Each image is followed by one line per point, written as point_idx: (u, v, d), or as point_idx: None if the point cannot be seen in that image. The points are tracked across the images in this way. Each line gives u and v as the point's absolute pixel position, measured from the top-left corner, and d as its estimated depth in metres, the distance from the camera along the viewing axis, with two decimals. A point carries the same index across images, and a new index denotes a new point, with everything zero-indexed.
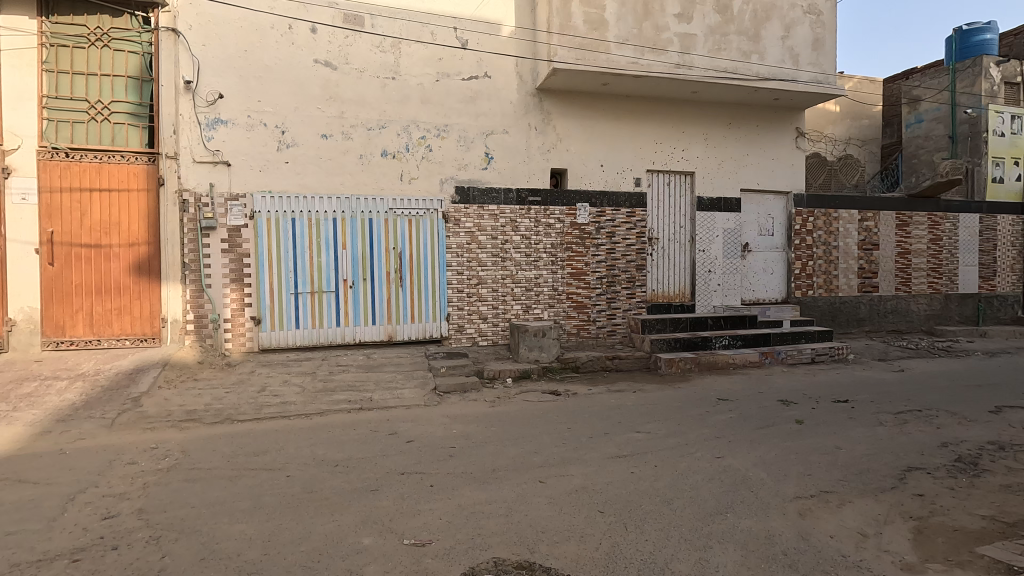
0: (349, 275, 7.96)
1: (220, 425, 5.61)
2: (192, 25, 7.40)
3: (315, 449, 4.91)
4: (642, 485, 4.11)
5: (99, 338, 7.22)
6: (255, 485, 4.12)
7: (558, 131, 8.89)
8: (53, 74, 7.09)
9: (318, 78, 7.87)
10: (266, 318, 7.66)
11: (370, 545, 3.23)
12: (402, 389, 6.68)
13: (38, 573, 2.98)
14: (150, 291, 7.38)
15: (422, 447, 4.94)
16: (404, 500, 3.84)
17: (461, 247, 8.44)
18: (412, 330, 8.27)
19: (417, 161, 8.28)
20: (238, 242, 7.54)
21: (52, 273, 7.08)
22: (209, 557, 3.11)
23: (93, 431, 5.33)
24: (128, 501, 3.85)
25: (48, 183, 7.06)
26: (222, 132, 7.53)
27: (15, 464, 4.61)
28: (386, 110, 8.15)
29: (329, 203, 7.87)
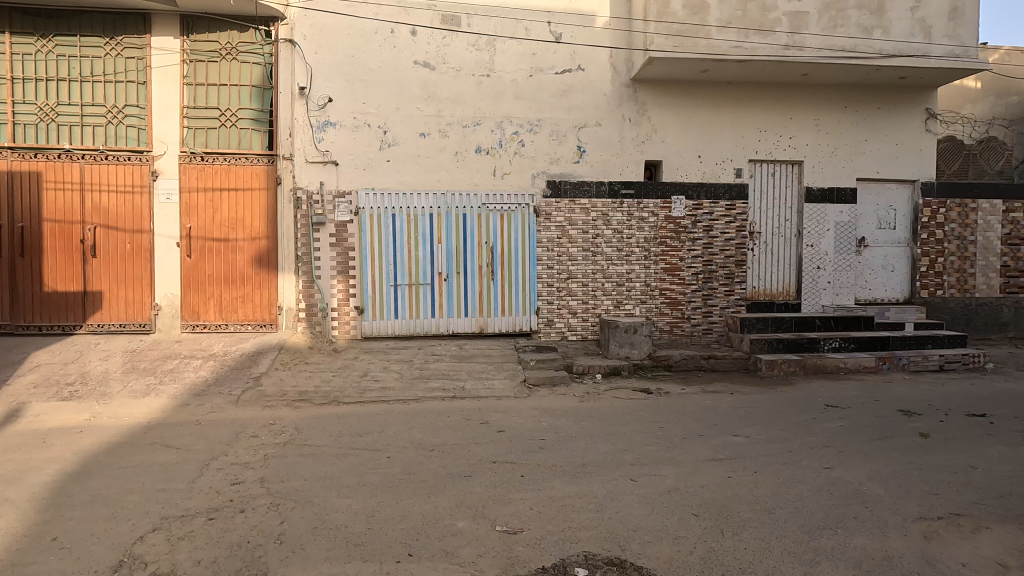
0: (444, 268, 8.26)
1: (327, 406, 6.06)
2: (307, 35, 7.99)
3: (412, 433, 5.17)
4: (740, 491, 3.92)
5: (226, 323, 8.05)
6: (360, 464, 4.42)
7: (653, 122, 8.63)
8: (192, 87, 7.97)
9: (417, 79, 8.20)
10: (368, 308, 8.15)
11: (465, 528, 3.36)
12: (493, 380, 6.85)
13: (182, 527, 3.40)
14: (268, 281, 8.09)
15: (513, 438, 5.03)
16: (495, 488, 3.94)
17: (552, 242, 8.46)
18: (503, 323, 8.43)
19: (510, 156, 8.40)
20: (344, 237, 8.07)
21: (189, 264, 7.98)
22: (320, 526, 3.38)
23: (222, 406, 5.97)
24: (252, 470, 4.28)
25: (187, 184, 7.96)
26: (331, 134, 8.08)
27: (163, 430, 5.28)
28: (480, 107, 8.33)
29: (426, 199, 8.19)
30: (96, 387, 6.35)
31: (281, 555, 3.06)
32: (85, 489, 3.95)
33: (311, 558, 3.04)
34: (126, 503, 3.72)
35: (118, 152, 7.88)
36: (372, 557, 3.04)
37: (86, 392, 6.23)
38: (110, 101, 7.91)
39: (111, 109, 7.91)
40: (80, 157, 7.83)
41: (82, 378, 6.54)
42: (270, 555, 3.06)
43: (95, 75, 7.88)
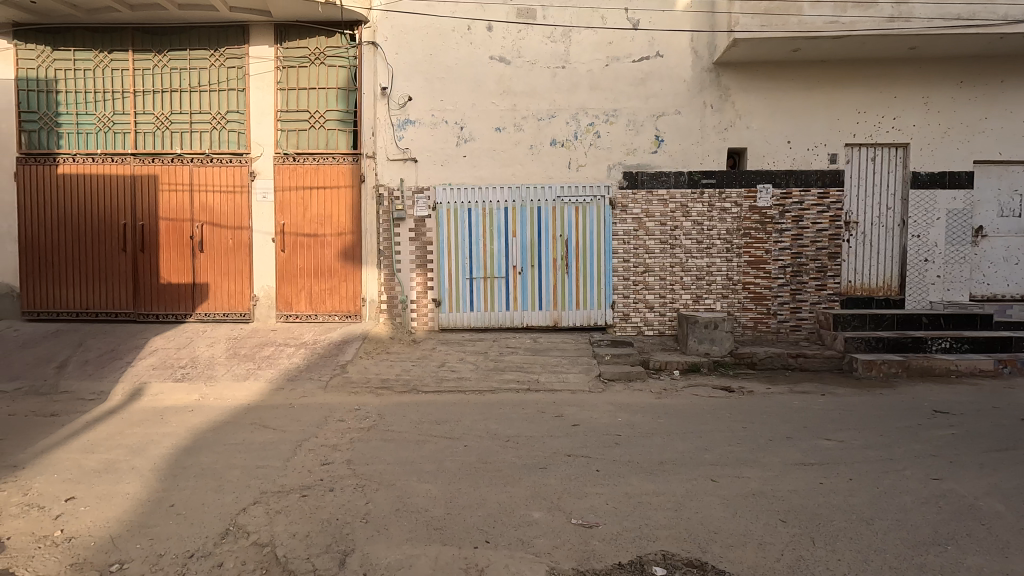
0: (519, 262, 8.32)
1: (408, 394, 6.31)
2: (388, 37, 8.29)
3: (488, 423, 5.27)
4: (834, 499, 3.67)
5: (316, 314, 8.56)
6: (438, 451, 4.56)
7: (737, 107, 8.21)
8: (284, 92, 8.51)
9: (493, 74, 8.29)
10: (445, 301, 8.37)
11: (540, 519, 3.38)
12: (568, 373, 6.83)
13: (278, 501, 3.67)
14: (353, 275, 8.50)
15: (588, 432, 5.00)
16: (571, 481, 3.93)
17: (628, 234, 8.28)
18: (577, 317, 8.38)
19: (585, 148, 8.30)
20: (423, 232, 8.33)
21: (283, 258, 8.55)
22: (402, 508, 3.53)
23: (312, 391, 6.38)
24: (340, 452, 4.54)
25: (280, 183, 8.51)
26: (410, 132, 8.35)
27: (261, 412, 5.72)
28: (556, 99, 8.28)
29: (501, 193, 8.28)
30: (204, 370, 6.97)
31: (366, 534, 3.22)
32: (196, 463, 4.36)
33: (394, 538, 3.18)
34: (230, 476, 4.06)
35: (222, 155, 8.57)
36: (450, 542, 3.13)
37: (196, 374, 6.86)
38: (214, 108, 8.60)
39: (215, 116, 8.60)
40: (190, 161, 8.60)
41: (192, 362, 7.20)
42: (356, 533, 3.23)
43: (202, 85, 8.59)
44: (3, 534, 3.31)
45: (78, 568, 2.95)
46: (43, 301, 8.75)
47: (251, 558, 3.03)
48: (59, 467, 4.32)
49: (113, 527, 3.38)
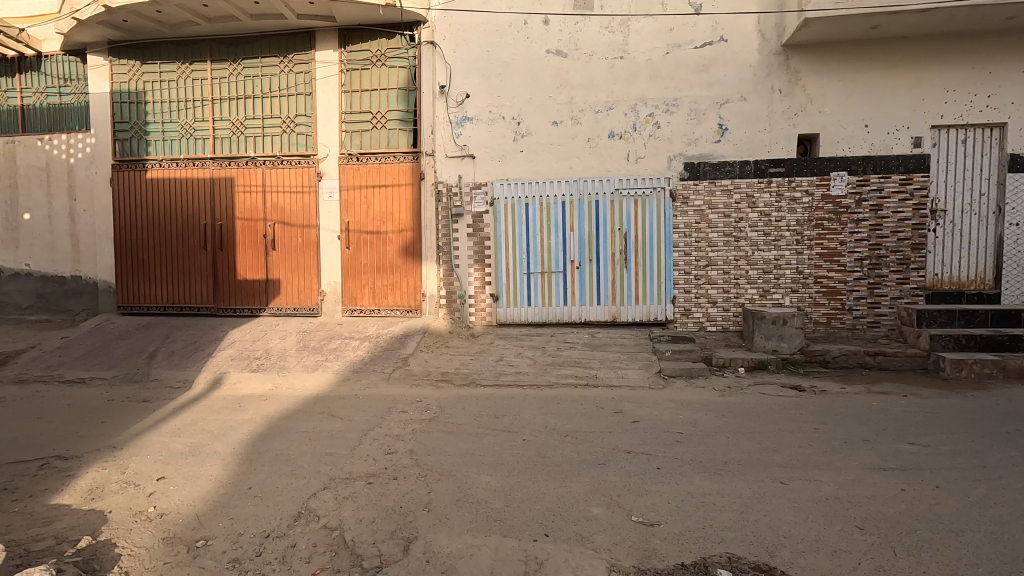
0: (576, 256, 8.26)
1: (467, 387, 6.42)
2: (446, 35, 8.40)
3: (546, 418, 5.28)
4: (917, 507, 3.43)
5: (379, 308, 8.85)
6: (497, 444, 4.61)
7: (808, 91, 7.78)
8: (348, 94, 8.81)
9: (549, 67, 8.24)
10: (502, 296, 8.43)
11: (600, 515, 3.35)
12: (627, 369, 6.73)
13: (346, 487, 3.83)
14: (413, 270, 8.72)
15: (648, 429, 4.91)
16: (631, 478, 3.88)
17: (689, 227, 8.04)
18: (637, 312, 8.23)
19: (644, 139, 8.11)
20: (480, 227, 8.41)
21: (348, 255, 8.88)
22: (463, 499, 3.60)
23: (376, 383, 6.62)
24: (403, 442, 4.68)
25: (345, 182, 8.84)
26: (468, 128, 8.44)
27: (329, 402, 5.98)
28: (614, 90, 8.14)
29: (559, 187, 8.23)
30: (277, 361, 7.37)
31: (429, 522, 3.31)
32: (271, 449, 4.62)
33: (456, 527, 3.24)
34: (302, 462, 4.28)
35: (291, 157, 9.00)
36: (510, 533, 3.16)
37: (269, 365, 7.26)
38: (284, 113, 9.04)
39: (285, 120, 9.04)
40: (263, 163, 9.08)
41: (266, 353, 7.63)
42: (419, 521, 3.33)
43: (273, 90, 9.05)
44: (106, 508, 3.64)
45: (169, 542, 3.20)
46: (136, 296, 9.52)
47: (322, 540, 3.18)
48: (152, 449, 4.69)
49: (199, 505, 3.64)
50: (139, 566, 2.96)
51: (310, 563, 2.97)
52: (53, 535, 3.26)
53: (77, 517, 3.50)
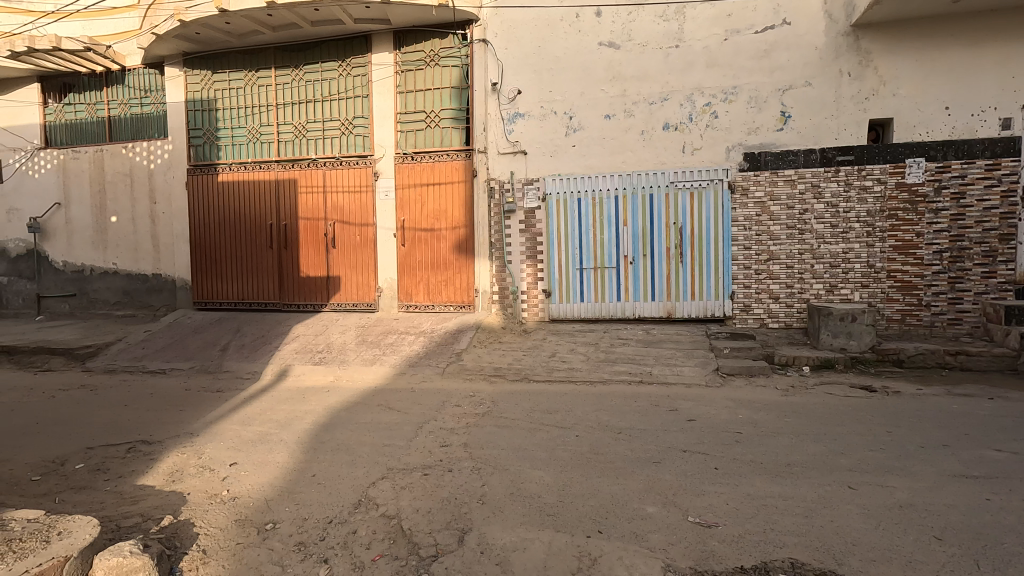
0: (630, 251, 8.13)
1: (519, 382, 6.46)
2: (498, 32, 8.45)
3: (599, 414, 5.24)
4: (1004, 518, 3.18)
5: (433, 304, 9.03)
6: (550, 439, 4.62)
7: (881, 73, 7.34)
8: (403, 94, 9.02)
9: (602, 60, 8.12)
10: (555, 291, 8.40)
11: (655, 514, 3.30)
12: (683, 366, 6.57)
13: (403, 478, 3.94)
14: (466, 267, 8.83)
15: (705, 428, 4.78)
16: (687, 478, 3.79)
17: (749, 220, 7.74)
18: (693, 308, 8.02)
19: (701, 130, 7.87)
20: (533, 223, 8.42)
21: (404, 252, 9.11)
22: (516, 493, 3.63)
23: (431, 377, 6.77)
24: (457, 436, 4.77)
25: (401, 181, 9.05)
26: (520, 125, 8.45)
27: (386, 395, 6.17)
28: (669, 81, 7.94)
29: (612, 181, 8.12)
30: (338, 355, 7.66)
31: (483, 515, 3.36)
32: (332, 439, 4.82)
33: (509, 521, 3.28)
34: (361, 453, 4.44)
35: (349, 158, 9.31)
36: (564, 529, 3.17)
37: (330, 359, 7.56)
38: (343, 115, 9.36)
39: (344, 122, 9.36)
40: (323, 165, 9.44)
41: (327, 347, 7.95)
42: (474, 513, 3.38)
43: (332, 94, 9.38)
44: (185, 489, 3.91)
45: (240, 524, 3.40)
46: (209, 293, 10.14)
47: (381, 528, 3.29)
48: (224, 436, 5.00)
49: (268, 491, 3.85)
50: (215, 545, 3.17)
51: (369, 549, 3.08)
52: (139, 513, 3.54)
53: (160, 497, 3.77)
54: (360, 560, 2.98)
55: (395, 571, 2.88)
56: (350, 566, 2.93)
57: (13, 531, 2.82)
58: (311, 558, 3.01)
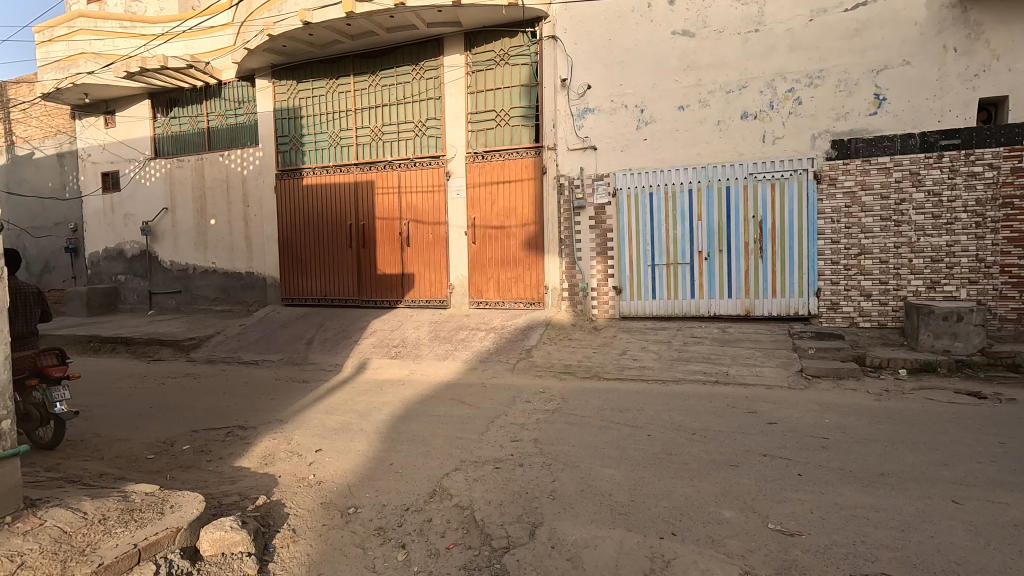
0: (705, 247, 7.85)
1: (590, 380, 6.42)
2: (567, 28, 8.41)
3: (672, 414, 5.11)
4: None
5: (503, 301, 9.13)
6: (622, 437, 4.57)
7: (993, 47, 6.66)
8: (474, 95, 9.18)
9: (675, 50, 7.87)
10: (625, 288, 8.26)
11: (732, 519, 3.19)
12: (762, 366, 6.27)
13: (476, 470, 4.04)
14: (536, 264, 8.86)
15: (787, 432, 4.54)
16: (767, 483, 3.62)
17: (837, 212, 7.26)
18: (773, 305, 7.63)
19: (783, 118, 7.44)
20: (603, 219, 8.32)
21: (475, 250, 9.28)
22: (586, 490, 3.62)
23: (501, 373, 6.88)
24: (527, 431, 4.82)
25: (472, 180, 9.23)
26: (590, 120, 8.37)
27: (458, 389, 6.33)
28: (747, 67, 7.57)
29: (685, 174, 7.88)
30: (412, 350, 7.95)
31: (554, 510, 3.38)
32: (408, 430, 5.01)
33: (579, 517, 3.28)
34: (435, 444, 4.59)
35: (423, 159, 9.60)
36: (635, 528, 3.13)
37: (405, 353, 7.86)
38: (416, 117, 9.67)
39: (418, 124, 9.66)
40: (398, 165, 9.79)
41: (403, 342, 8.26)
42: (545, 508, 3.41)
43: (406, 97, 9.71)
44: (276, 472, 4.21)
45: (326, 506, 3.62)
46: (296, 289, 10.81)
47: (454, 518, 3.39)
48: (310, 424, 5.33)
49: (349, 477, 4.07)
50: (303, 525, 3.39)
51: (444, 537, 3.19)
52: (237, 492, 3.85)
53: (254, 478, 4.09)
54: (435, 547, 3.09)
55: (468, 559, 2.96)
56: (426, 552, 3.04)
57: (133, 502, 3.16)
58: (389, 543, 3.16)
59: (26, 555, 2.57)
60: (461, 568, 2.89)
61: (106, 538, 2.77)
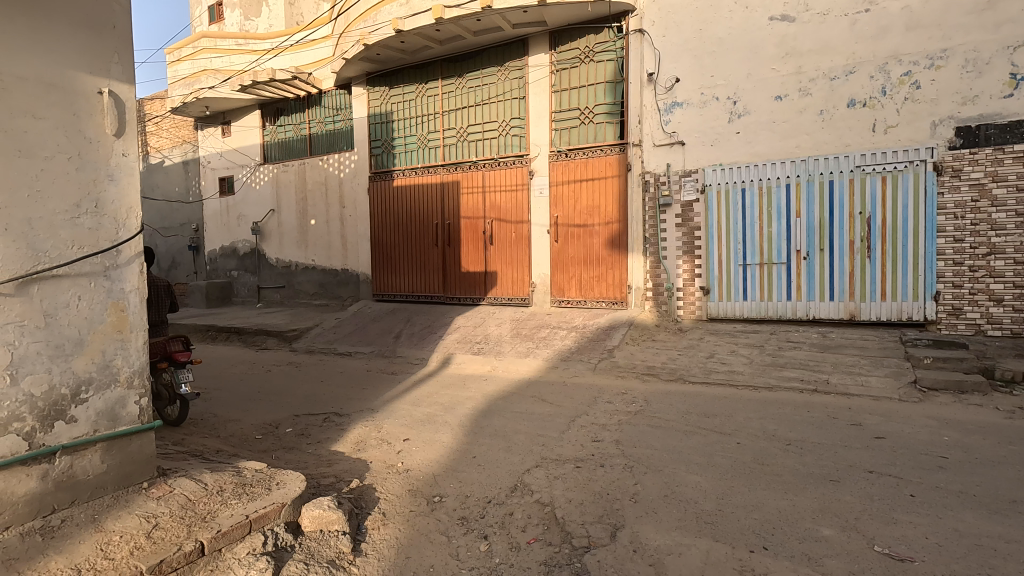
0: (804, 245, 7.36)
1: (674, 383, 6.22)
2: (655, 21, 8.19)
3: (765, 422, 4.84)
4: None
5: (585, 299, 9.08)
6: (709, 444, 4.39)
7: None
8: (558, 93, 9.19)
9: (773, 36, 7.41)
10: (714, 289, 7.91)
11: (832, 537, 2.97)
12: (868, 376, 5.77)
13: (557, 468, 4.05)
14: (619, 262, 8.73)
15: (897, 448, 4.16)
16: (873, 502, 3.34)
17: (961, 206, 6.53)
18: (882, 309, 7.00)
19: (897, 104, 6.79)
20: (690, 217, 8.02)
21: (558, 248, 9.29)
22: (671, 496, 3.52)
23: (582, 372, 6.85)
24: (609, 432, 4.76)
25: (555, 178, 9.24)
26: (678, 114, 8.08)
27: (540, 387, 6.37)
28: (855, 51, 6.99)
29: (782, 168, 7.41)
30: (494, 347, 8.11)
31: (636, 513, 3.32)
32: (490, 425, 5.12)
33: (663, 522, 3.20)
34: (517, 440, 4.66)
35: (507, 158, 9.73)
36: (724, 539, 3.00)
37: (488, 350, 8.02)
38: (501, 117, 9.81)
39: (502, 124, 9.81)
40: (483, 165, 9.99)
41: (485, 339, 8.43)
42: (626, 511, 3.36)
43: (491, 98, 9.89)
44: (368, 458, 4.46)
45: (413, 494, 3.78)
46: (386, 286, 11.35)
47: (535, 514, 3.42)
48: (398, 414, 5.59)
49: (434, 467, 4.23)
50: (392, 510, 3.56)
51: (525, 532, 3.23)
52: (334, 474, 4.12)
53: (348, 463, 4.36)
54: (516, 541, 3.14)
55: (549, 556, 2.98)
56: (507, 545, 3.10)
57: (245, 477, 3.49)
58: (472, 533, 3.25)
59: (160, 517, 2.92)
60: (542, 564, 2.91)
61: (223, 508, 3.07)
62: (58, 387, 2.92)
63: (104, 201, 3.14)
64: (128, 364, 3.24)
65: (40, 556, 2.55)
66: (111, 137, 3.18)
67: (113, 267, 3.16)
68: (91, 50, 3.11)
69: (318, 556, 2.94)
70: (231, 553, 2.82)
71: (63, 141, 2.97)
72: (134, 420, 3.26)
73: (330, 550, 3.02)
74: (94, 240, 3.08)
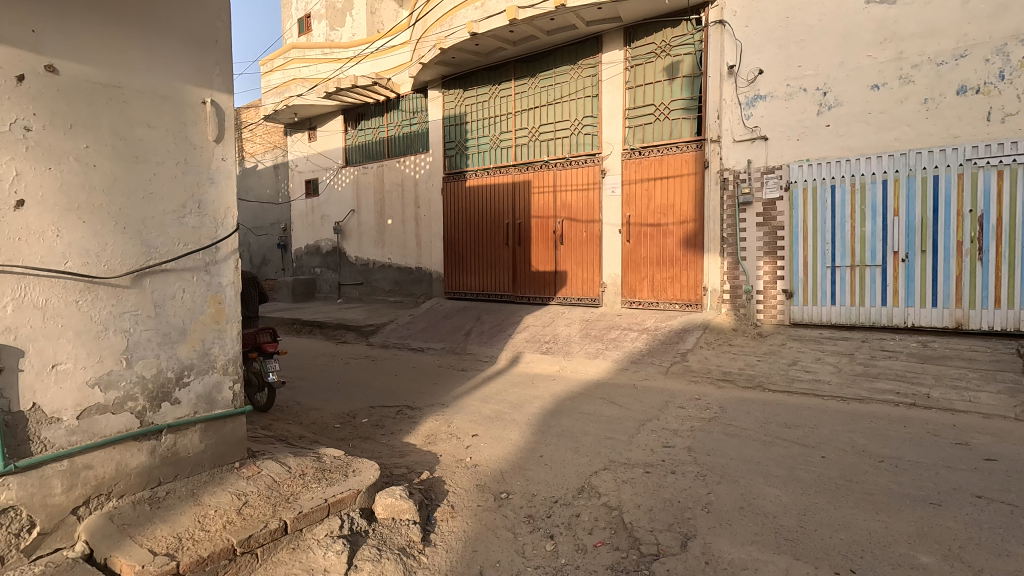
0: (902, 247, 6.78)
1: (752, 390, 5.92)
2: (737, 10, 7.84)
3: (854, 436, 4.50)
4: None
5: (657, 301, 8.84)
6: (790, 456, 4.14)
7: None
8: (632, 89, 9.01)
9: (870, 20, 6.87)
10: (798, 292, 7.45)
11: (931, 565, 2.72)
12: (977, 391, 5.22)
13: (625, 472, 3.98)
14: (694, 263, 8.43)
15: (1012, 472, 3.73)
16: (982, 531, 3.01)
17: None
18: (995, 317, 6.32)
19: (1018, 89, 6.09)
20: (772, 216, 7.60)
21: (630, 248, 9.12)
22: (747, 508, 3.35)
23: (653, 375, 6.67)
24: (680, 438, 4.60)
25: (628, 176, 9.07)
26: (761, 107, 7.68)
27: (608, 388, 6.28)
28: (966, 32, 6.35)
29: (878, 163, 6.87)
30: (563, 347, 8.06)
31: (709, 524, 3.19)
32: (558, 425, 5.10)
33: (738, 536, 3.06)
34: (585, 441, 4.62)
35: (579, 157, 9.65)
36: (805, 558, 2.82)
37: (556, 350, 8.00)
38: (574, 116, 9.75)
39: (574, 122, 9.75)
40: (554, 165, 9.96)
41: (554, 339, 8.42)
42: (698, 520, 3.24)
43: (564, 97, 9.85)
44: (438, 452, 4.57)
45: (480, 489, 3.83)
46: (457, 284, 11.60)
47: (603, 517, 3.37)
48: (467, 410, 5.68)
49: (502, 463, 4.27)
50: (460, 504, 3.63)
51: (592, 534, 3.19)
52: (405, 465, 4.27)
53: (419, 455, 4.49)
54: (582, 543, 3.10)
55: (615, 560, 2.93)
56: (573, 547, 3.08)
57: (325, 462, 3.68)
58: (538, 531, 3.25)
59: (249, 495, 3.15)
60: (609, 568, 2.87)
61: (304, 490, 3.26)
62: (164, 371, 3.21)
63: (206, 202, 3.41)
64: (224, 352, 3.51)
65: (149, 523, 2.82)
66: (212, 143, 3.45)
67: (212, 262, 3.43)
68: (198, 64, 3.40)
69: (390, 543, 3.05)
70: (311, 533, 3.00)
71: (173, 147, 3.26)
72: (228, 404, 3.53)
73: (402, 537, 3.12)
74: (198, 237, 3.36)
